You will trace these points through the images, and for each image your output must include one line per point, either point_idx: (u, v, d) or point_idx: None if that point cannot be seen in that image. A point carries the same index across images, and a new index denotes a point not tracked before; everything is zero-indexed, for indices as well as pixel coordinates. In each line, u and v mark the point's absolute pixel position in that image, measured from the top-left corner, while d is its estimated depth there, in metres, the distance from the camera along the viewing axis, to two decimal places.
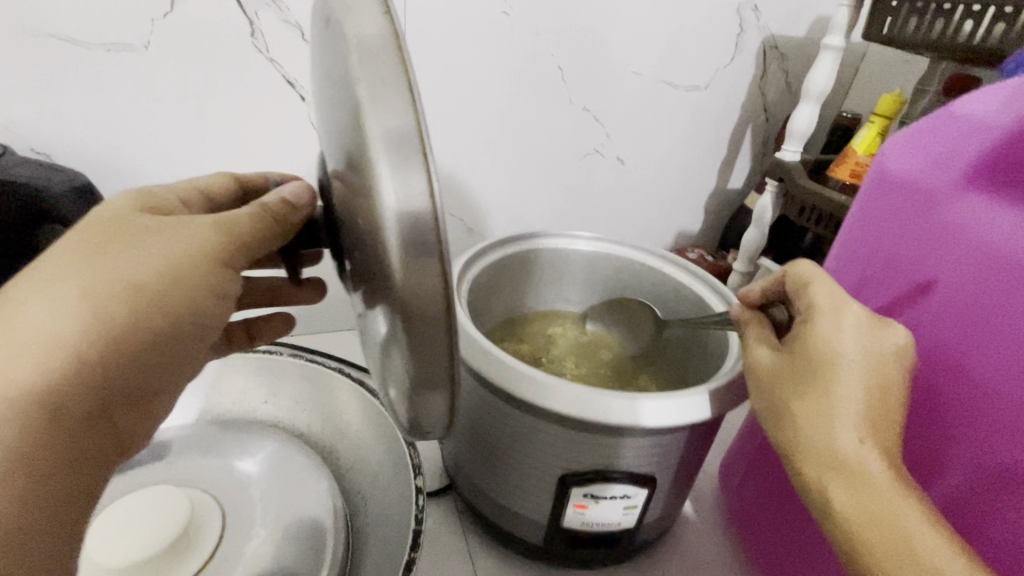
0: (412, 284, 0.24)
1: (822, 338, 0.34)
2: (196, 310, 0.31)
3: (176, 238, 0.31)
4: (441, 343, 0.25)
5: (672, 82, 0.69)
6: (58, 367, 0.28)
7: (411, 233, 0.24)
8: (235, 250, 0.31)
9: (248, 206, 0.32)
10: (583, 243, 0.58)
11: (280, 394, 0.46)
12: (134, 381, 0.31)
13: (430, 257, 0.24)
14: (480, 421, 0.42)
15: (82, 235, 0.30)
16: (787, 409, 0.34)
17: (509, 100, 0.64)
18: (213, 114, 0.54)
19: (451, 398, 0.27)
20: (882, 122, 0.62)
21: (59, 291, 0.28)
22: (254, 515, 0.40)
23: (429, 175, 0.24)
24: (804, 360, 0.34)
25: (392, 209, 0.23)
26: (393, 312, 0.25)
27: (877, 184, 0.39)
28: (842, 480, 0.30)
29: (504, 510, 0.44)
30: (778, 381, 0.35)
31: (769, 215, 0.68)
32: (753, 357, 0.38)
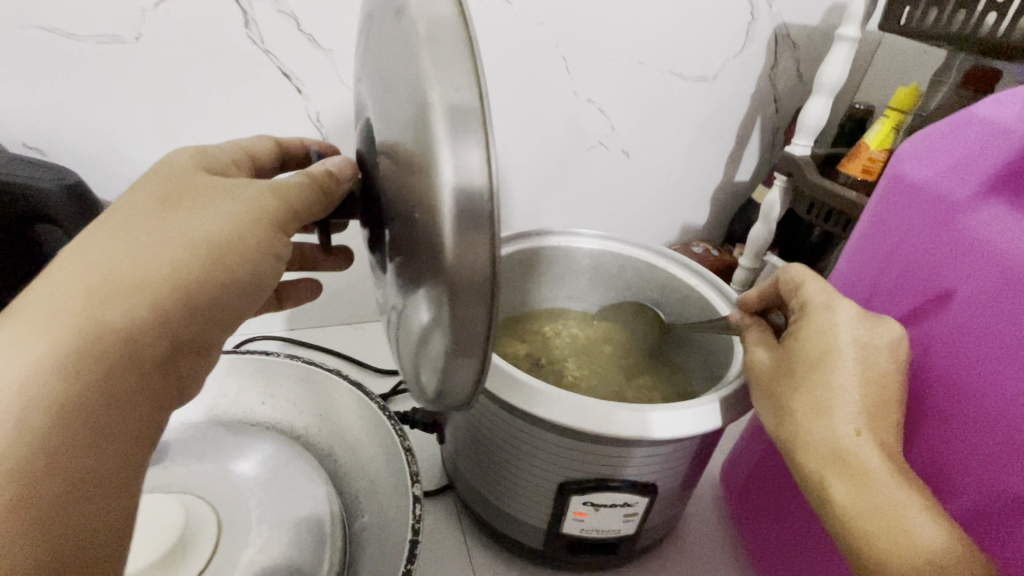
0: (462, 261, 0.23)
1: (820, 332, 0.34)
2: (259, 269, 0.28)
3: (241, 197, 0.28)
4: (480, 316, 0.24)
5: (680, 72, 0.67)
6: (133, 320, 0.23)
7: (467, 211, 0.22)
8: (290, 218, 0.29)
9: (296, 174, 0.30)
10: (586, 241, 0.57)
11: (278, 393, 0.47)
12: (201, 334, 0.26)
13: (481, 234, 0.23)
14: (480, 427, 0.42)
15: (151, 190, 0.27)
16: (785, 406, 0.34)
17: (513, 91, 0.62)
18: (208, 108, 0.53)
19: (480, 374, 0.26)
20: (896, 117, 0.60)
21: (132, 242, 0.25)
22: (250, 523, 0.38)
23: (487, 154, 0.22)
24: (800, 357, 0.34)
25: (450, 184, 0.22)
26: (438, 291, 0.24)
27: (893, 189, 0.38)
28: (840, 472, 0.30)
29: (504, 514, 0.44)
30: (776, 378, 0.35)
31: (778, 211, 0.66)
32: (750, 357, 0.38)
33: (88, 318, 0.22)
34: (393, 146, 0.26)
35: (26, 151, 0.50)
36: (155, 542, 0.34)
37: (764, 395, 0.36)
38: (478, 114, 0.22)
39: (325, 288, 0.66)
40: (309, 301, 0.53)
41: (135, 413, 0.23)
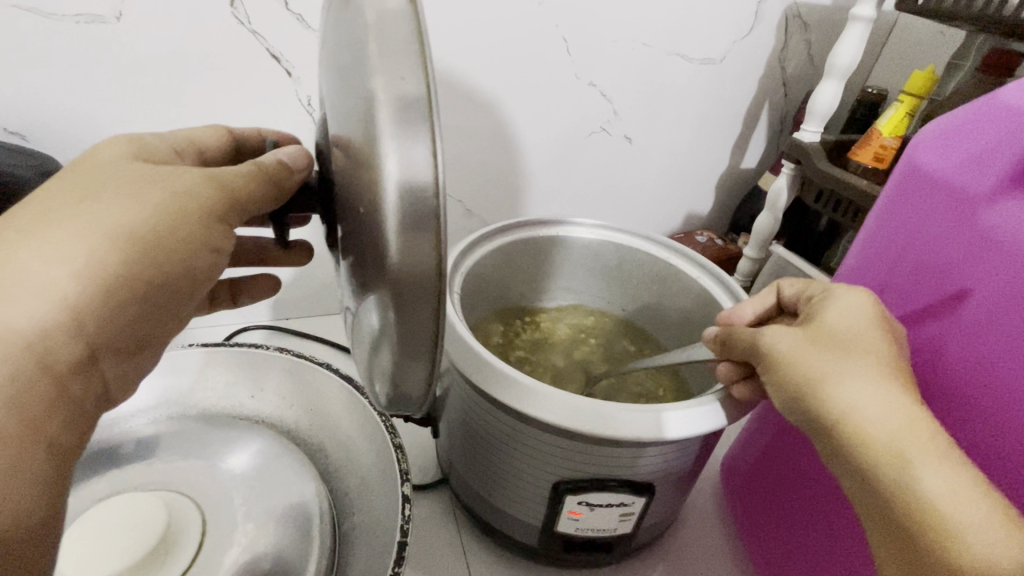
0: (408, 263, 0.22)
1: (856, 308, 0.31)
2: (191, 262, 0.28)
3: (170, 186, 0.27)
4: (426, 322, 0.23)
5: (685, 55, 0.64)
6: (62, 313, 0.24)
7: (411, 210, 0.22)
8: (229, 208, 0.28)
9: (246, 164, 0.30)
10: (585, 230, 0.55)
11: (267, 387, 0.45)
12: (127, 331, 0.26)
13: (425, 234, 0.22)
14: (473, 423, 0.40)
15: (72, 179, 0.27)
16: (831, 380, 0.29)
17: (511, 73, 0.60)
18: (194, 92, 0.51)
19: (432, 376, 0.25)
20: (912, 101, 0.57)
21: (55, 232, 0.25)
22: (236, 519, 0.38)
23: (434, 152, 0.22)
24: (838, 333, 0.30)
25: (395, 180, 0.22)
26: (383, 297, 0.23)
27: (908, 179, 0.36)
28: (916, 450, 0.25)
29: (497, 512, 0.43)
30: (809, 354, 0.30)
31: (784, 199, 0.65)
32: (770, 334, 0.33)
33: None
34: (339, 145, 0.24)
35: (8, 136, 0.48)
36: (138, 542, 0.34)
37: (791, 374, 0.31)
38: (425, 107, 0.22)
39: (320, 277, 0.65)
40: (267, 297, 0.53)
41: (57, 414, 0.24)
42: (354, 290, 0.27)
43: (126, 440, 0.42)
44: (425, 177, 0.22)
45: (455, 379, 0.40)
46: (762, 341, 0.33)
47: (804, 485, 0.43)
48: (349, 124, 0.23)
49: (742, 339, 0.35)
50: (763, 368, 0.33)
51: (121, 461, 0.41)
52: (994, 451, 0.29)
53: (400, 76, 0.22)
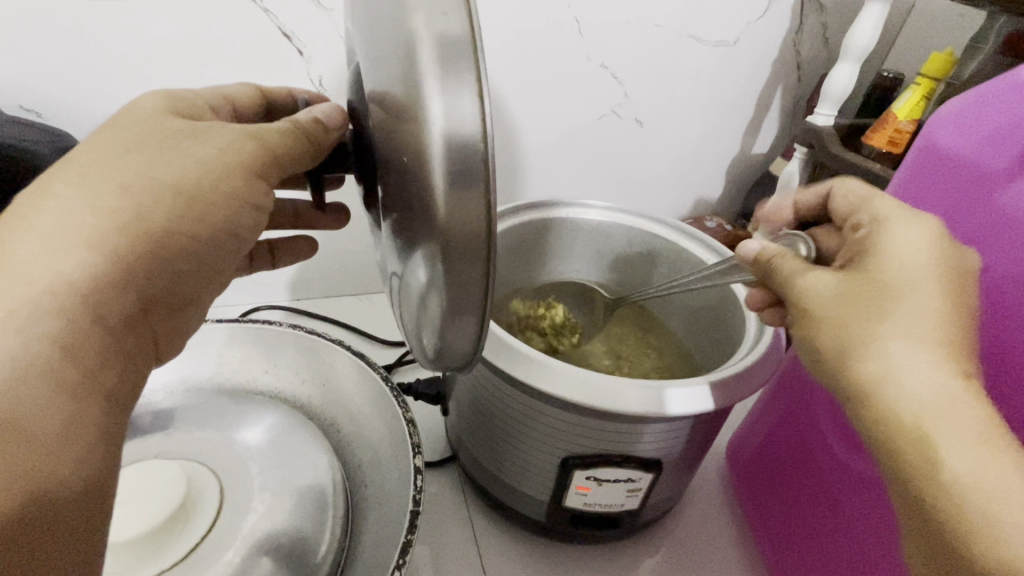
0: (455, 217, 0.23)
1: (912, 255, 0.28)
2: (232, 219, 0.29)
3: (214, 145, 0.29)
4: (476, 280, 0.24)
5: (698, 36, 0.64)
6: (110, 262, 0.24)
7: (457, 158, 0.22)
8: (270, 166, 0.29)
9: (283, 122, 0.30)
10: (595, 212, 0.56)
11: (281, 363, 0.46)
12: (172, 285, 0.27)
13: (476, 188, 0.22)
14: (483, 399, 0.41)
15: (114, 132, 0.28)
16: (872, 342, 0.26)
17: (521, 53, 0.59)
18: (206, 70, 0.51)
19: (482, 330, 0.26)
20: (929, 84, 0.57)
21: (101, 183, 0.25)
22: (253, 487, 0.38)
23: (481, 101, 0.22)
24: (885, 283, 0.27)
25: (441, 131, 0.22)
26: (431, 249, 0.24)
27: (925, 158, 0.36)
28: (947, 429, 0.23)
29: (507, 487, 0.44)
30: (851, 307, 0.28)
31: (796, 183, 0.64)
32: (807, 281, 0.30)
33: (44, 266, 0.23)
34: (381, 95, 0.25)
35: (25, 114, 0.49)
36: (160, 508, 0.34)
37: (823, 332, 0.28)
38: (470, 47, 0.22)
39: (330, 258, 0.65)
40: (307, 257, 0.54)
41: (113, 363, 0.24)
42: (397, 250, 0.28)
43: (144, 413, 0.43)
44: (473, 127, 0.22)
45: None
46: (798, 290, 0.31)
47: (811, 467, 0.44)
48: (394, 72, 0.24)
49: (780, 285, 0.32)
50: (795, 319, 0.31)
51: (139, 432, 0.42)
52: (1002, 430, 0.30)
53: (428, 44, 0.22)
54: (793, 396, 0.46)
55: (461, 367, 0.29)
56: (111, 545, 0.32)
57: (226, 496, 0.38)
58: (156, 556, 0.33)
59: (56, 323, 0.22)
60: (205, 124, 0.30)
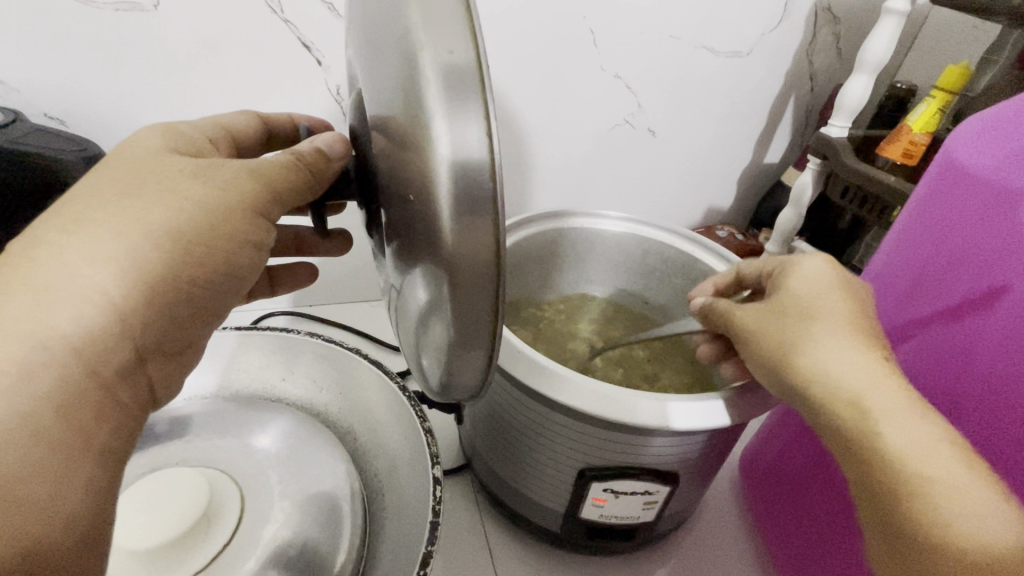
0: (462, 246, 0.23)
1: (820, 271, 0.34)
2: (232, 260, 0.29)
3: (211, 183, 0.28)
4: (484, 305, 0.24)
5: (712, 48, 0.64)
6: (109, 316, 0.25)
7: (465, 189, 0.22)
8: (269, 201, 0.29)
9: (283, 155, 0.30)
10: (610, 222, 0.56)
11: (299, 371, 0.47)
12: (166, 334, 0.28)
13: (483, 216, 0.23)
14: (499, 409, 0.41)
15: (112, 177, 0.28)
16: (801, 351, 0.30)
17: (537, 64, 0.60)
18: (226, 80, 0.52)
19: (487, 362, 0.26)
20: (944, 97, 0.57)
21: (98, 232, 0.25)
22: (272, 496, 0.39)
23: (487, 129, 0.22)
24: (788, 305, 0.33)
25: (447, 160, 0.22)
26: (437, 273, 0.24)
27: (945, 175, 0.36)
28: (869, 407, 0.27)
29: (520, 496, 0.44)
30: (769, 328, 0.33)
31: (809, 194, 0.64)
32: (737, 314, 0.36)
33: (41, 322, 0.24)
34: (382, 122, 0.25)
35: (48, 121, 0.50)
36: (182, 516, 0.35)
37: (758, 351, 0.33)
38: (476, 80, 0.22)
39: (343, 265, 0.66)
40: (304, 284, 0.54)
41: (107, 414, 0.25)
42: (398, 269, 0.28)
43: (163, 419, 0.43)
44: (479, 156, 0.22)
45: None
46: (735, 316, 0.36)
47: (826, 482, 0.43)
48: (394, 97, 0.24)
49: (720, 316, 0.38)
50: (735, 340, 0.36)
51: (156, 439, 0.42)
52: (1014, 447, 0.30)
53: (436, 69, 0.22)
54: None
55: (468, 397, 0.29)
56: (133, 552, 0.33)
57: (245, 505, 0.38)
58: (175, 563, 0.34)
59: (48, 381, 0.23)
60: (206, 160, 0.29)
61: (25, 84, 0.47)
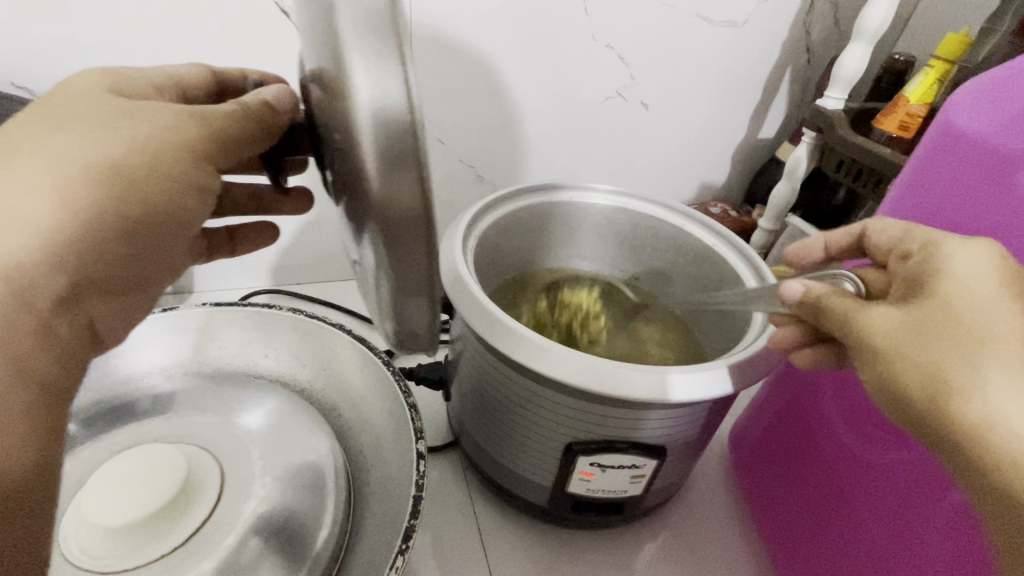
0: (389, 198, 0.23)
1: (987, 275, 0.25)
2: (176, 199, 0.27)
3: (148, 121, 0.27)
4: (419, 261, 0.24)
5: (707, 17, 0.62)
6: (38, 245, 0.24)
7: (388, 141, 0.22)
8: (213, 144, 0.28)
9: (230, 105, 0.29)
10: (600, 196, 0.55)
11: (283, 346, 0.46)
12: (115, 270, 0.26)
13: (408, 171, 0.23)
14: (484, 385, 0.41)
15: (47, 112, 0.27)
16: (975, 387, 0.22)
17: (525, 32, 0.58)
18: (202, 47, 0.50)
19: (432, 309, 0.27)
20: (942, 66, 0.56)
21: (32, 164, 0.24)
22: (253, 472, 0.38)
23: (403, 76, 0.22)
24: (950, 314, 0.24)
25: (366, 109, 0.21)
26: (373, 232, 0.24)
27: (940, 141, 0.35)
28: None
29: (507, 472, 0.44)
30: (926, 342, 0.24)
31: (803, 168, 0.63)
32: (872, 314, 0.27)
33: None
34: None
35: (16, 91, 0.47)
36: (158, 495, 0.34)
37: (893, 377, 0.25)
38: (387, 19, 0.21)
39: (329, 242, 0.64)
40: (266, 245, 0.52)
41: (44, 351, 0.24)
42: (350, 227, 0.28)
43: (146, 397, 0.43)
44: (398, 100, 0.22)
45: (468, 340, 0.40)
46: (856, 322, 0.27)
47: (816, 461, 0.43)
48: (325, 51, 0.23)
49: (834, 315, 0.29)
50: (856, 355, 0.27)
51: (138, 416, 0.41)
52: None
53: (349, 17, 0.21)
54: (799, 384, 0.46)
55: (424, 347, 0.30)
56: (110, 529, 0.32)
57: (226, 482, 0.37)
58: (153, 540, 0.33)
59: None
60: (142, 102, 0.28)
61: None
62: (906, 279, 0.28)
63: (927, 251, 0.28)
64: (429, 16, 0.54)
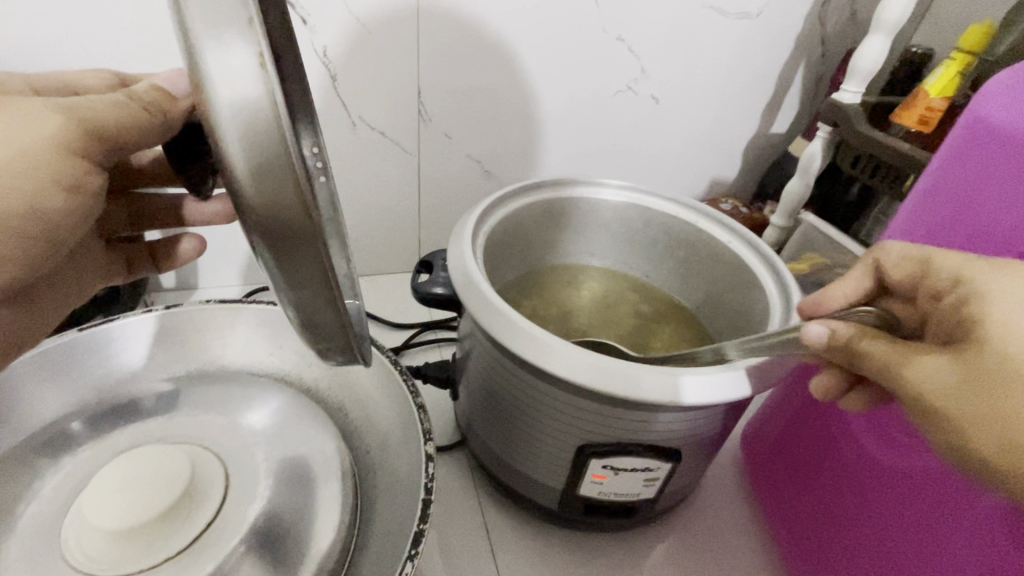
0: (266, 199, 0.21)
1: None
2: (44, 201, 0.28)
3: (19, 119, 0.27)
4: (312, 267, 0.23)
5: (720, 8, 0.61)
6: None
7: (251, 132, 0.20)
8: (87, 139, 0.27)
9: (116, 96, 0.28)
10: (611, 191, 0.53)
11: (288, 344, 0.45)
12: None
13: (281, 171, 0.21)
14: (495, 385, 0.40)
15: None
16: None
17: (532, 23, 0.57)
18: None
19: (343, 323, 0.25)
20: (965, 59, 0.54)
21: None
22: (259, 472, 0.37)
23: (258, 56, 0.20)
24: (1004, 369, 0.22)
25: (225, 104, 0.20)
26: (262, 242, 0.22)
27: (972, 135, 0.34)
28: None
29: (517, 473, 0.43)
30: (981, 396, 0.22)
31: (818, 164, 0.62)
32: (921, 368, 0.24)
33: None
34: None
35: None
36: (159, 498, 0.33)
37: (965, 443, 0.22)
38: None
39: None
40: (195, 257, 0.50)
41: None
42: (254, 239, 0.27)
43: (148, 393, 0.42)
44: (255, 92, 0.20)
45: (479, 338, 0.39)
46: (905, 379, 0.24)
47: (830, 464, 0.43)
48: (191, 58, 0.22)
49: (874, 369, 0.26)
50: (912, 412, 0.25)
51: (140, 415, 0.41)
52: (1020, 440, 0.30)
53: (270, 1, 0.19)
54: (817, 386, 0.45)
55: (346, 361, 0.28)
56: (111, 531, 0.32)
57: (231, 484, 0.36)
58: (155, 543, 0.33)
59: None
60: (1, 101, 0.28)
61: None
62: (941, 319, 0.26)
63: (964, 290, 0.25)
64: (436, 8, 0.53)
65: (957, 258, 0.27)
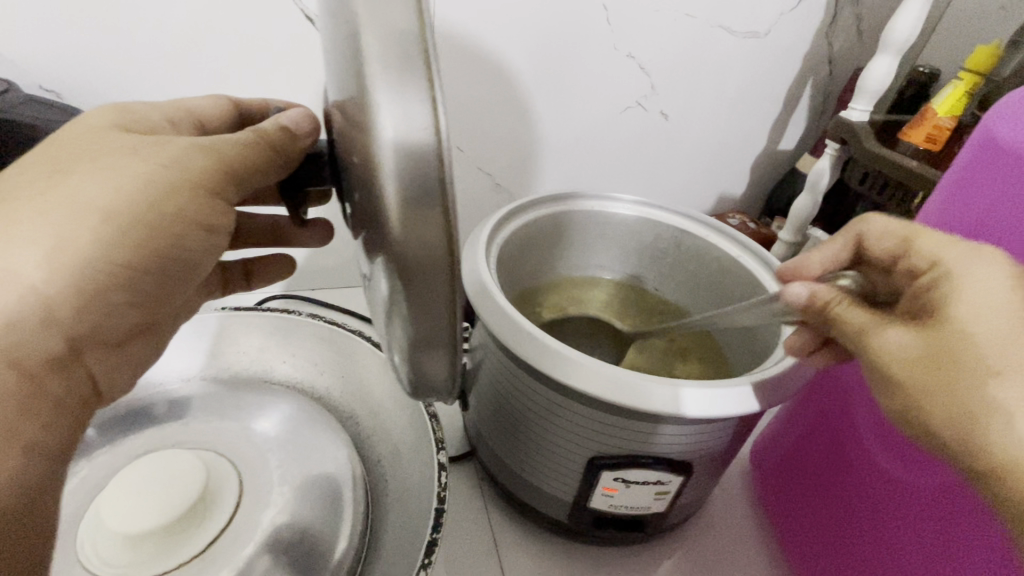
0: (410, 236, 0.22)
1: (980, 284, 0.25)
2: (182, 238, 0.30)
3: (158, 160, 0.29)
4: (440, 297, 0.24)
5: (729, 28, 0.62)
6: (74, 288, 0.27)
7: (410, 172, 0.21)
8: (222, 178, 0.30)
9: (245, 134, 0.31)
10: (626, 206, 0.54)
11: (298, 352, 0.46)
12: (131, 299, 0.30)
13: (432, 209, 0.22)
14: (505, 396, 0.40)
15: (57, 150, 0.29)
16: (943, 412, 0.24)
17: (543, 43, 0.58)
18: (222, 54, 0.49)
19: (454, 364, 0.26)
20: (972, 79, 0.55)
21: (61, 210, 0.27)
22: (272, 480, 0.38)
23: (433, 106, 0.21)
24: (951, 350, 0.24)
25: (390, 142, 0.21)
26: (390, 268, 0.24)
27: (983, 154, 0.34)
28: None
29: (527, 486, 0.43)
30: (908, 378, 0.25)
31: (826, 180, 0.62)
32: (874, 342, 0.27)
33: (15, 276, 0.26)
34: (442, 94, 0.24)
35: (42, 93, 0.47)
36: (177, 504, 0.34)
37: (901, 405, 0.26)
38: (418, 47, 0.21)
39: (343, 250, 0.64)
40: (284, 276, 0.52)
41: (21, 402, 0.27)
42: (368, 257, 0.28)
43: (161, 400, 0.42)
44: (425, 137, 0.21)
45: (491, 348, 0.40)
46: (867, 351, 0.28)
47: (831, 479, 0.43)
48: (342, 89, 0.24)
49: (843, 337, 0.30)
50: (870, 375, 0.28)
51: (154, 421, 0.41)
52: (946, 527, 0.35)
53: (374, 50, 0.21)
54: (829, 403, 0.44)
55: (442, 396, 0.28)
56: (126, 536, 0.32)
57: (244, 490, 0.37)
58: (170, 549, 0.33)
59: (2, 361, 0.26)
60: (153, 138, 0.30)
61: (15, 55, 0.45)
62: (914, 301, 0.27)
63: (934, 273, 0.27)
64: (451, 26, 0.54)
65: (934, 244, 0.28)
